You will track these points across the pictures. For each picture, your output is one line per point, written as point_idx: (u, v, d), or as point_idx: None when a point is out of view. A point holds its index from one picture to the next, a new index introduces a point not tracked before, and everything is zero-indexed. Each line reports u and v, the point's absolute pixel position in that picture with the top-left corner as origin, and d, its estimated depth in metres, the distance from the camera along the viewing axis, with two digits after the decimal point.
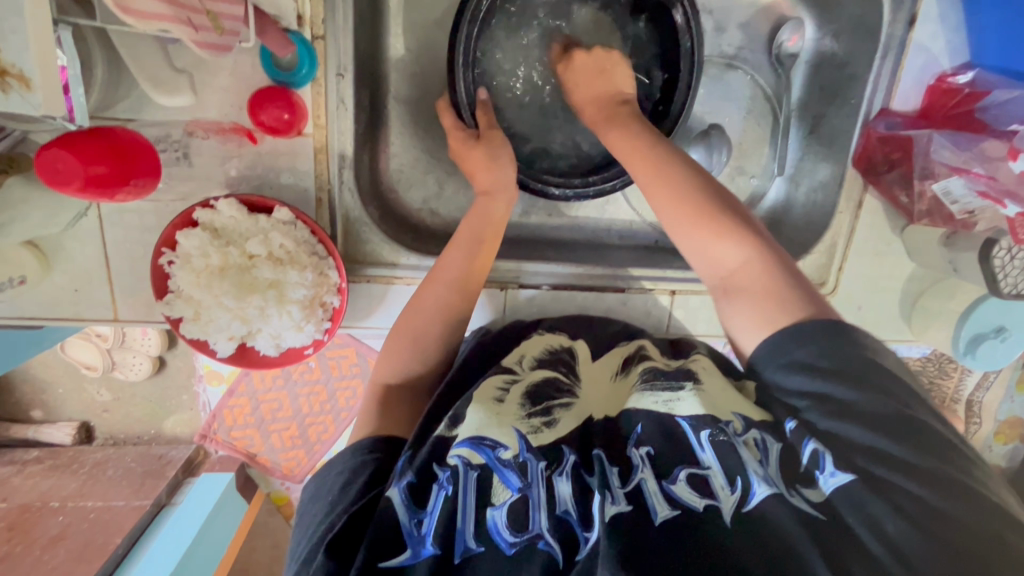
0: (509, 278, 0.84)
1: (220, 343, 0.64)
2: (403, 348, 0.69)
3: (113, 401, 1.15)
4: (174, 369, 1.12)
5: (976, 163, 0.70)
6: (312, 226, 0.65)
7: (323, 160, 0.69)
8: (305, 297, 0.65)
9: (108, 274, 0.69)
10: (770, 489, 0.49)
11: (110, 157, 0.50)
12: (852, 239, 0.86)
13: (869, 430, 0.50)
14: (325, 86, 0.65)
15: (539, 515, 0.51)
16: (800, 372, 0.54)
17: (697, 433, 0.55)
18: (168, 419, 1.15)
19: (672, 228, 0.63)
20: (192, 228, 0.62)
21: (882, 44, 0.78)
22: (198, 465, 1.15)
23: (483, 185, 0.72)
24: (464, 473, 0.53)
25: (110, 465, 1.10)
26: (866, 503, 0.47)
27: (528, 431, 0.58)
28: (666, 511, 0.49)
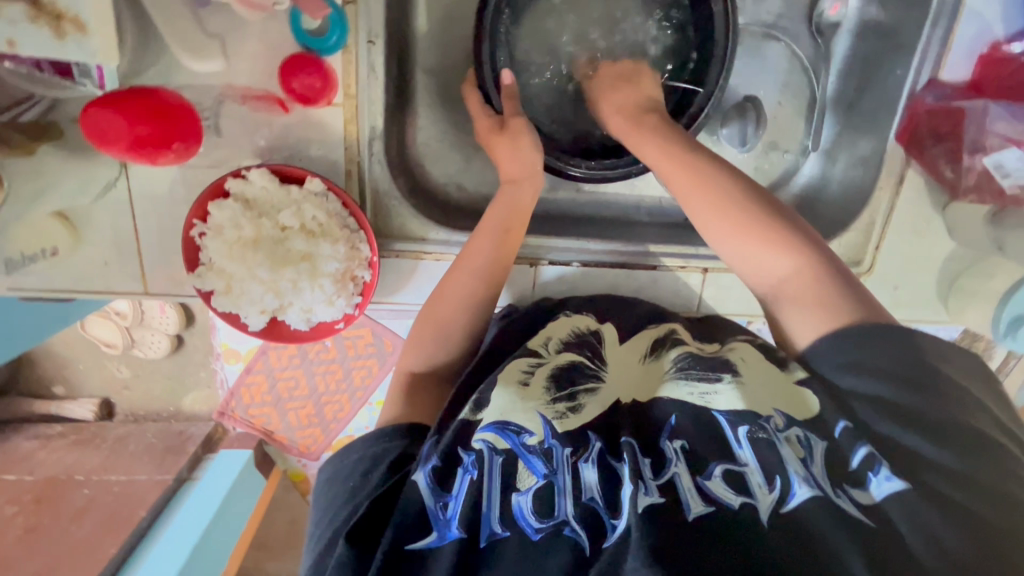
0: (535, 255, 0.82)
1: (251, 316, 0.64)
2: (427, 340, 0.70)
3: (132, 377, 1.18)
4: (191, 348, 1.14)
5: None
6: (344, 198, 0.63)
7: (353, 132, 0.67)
8: (337, 270, 0.64)
9: (136, 248, 0.68)
10: (811, 491, 0.47)
11: (152, 117, 0.49)
12: (890, 217, 0.84)
13: (924, 439, 0.49)
14: (355, 54, 0.63)
15: (565, 502, 0.51)
16: (855, 373, 0.52)
17: (735, 430, 0.53)
18: (186, 396, 1.18)
19: (710, 230, 0.61)
20: (224, 199, 0.60)
21: (933, 10, 0.74)
22: (217, 441, 1.15)
23: (513, 171, 0.70)
24: (490, 458, 0.53)
25: (132, 440, 1.13)
26: (925, 514, 0.45)
27: (554, 416, 0.57)
28: (700, 508, 0.48)
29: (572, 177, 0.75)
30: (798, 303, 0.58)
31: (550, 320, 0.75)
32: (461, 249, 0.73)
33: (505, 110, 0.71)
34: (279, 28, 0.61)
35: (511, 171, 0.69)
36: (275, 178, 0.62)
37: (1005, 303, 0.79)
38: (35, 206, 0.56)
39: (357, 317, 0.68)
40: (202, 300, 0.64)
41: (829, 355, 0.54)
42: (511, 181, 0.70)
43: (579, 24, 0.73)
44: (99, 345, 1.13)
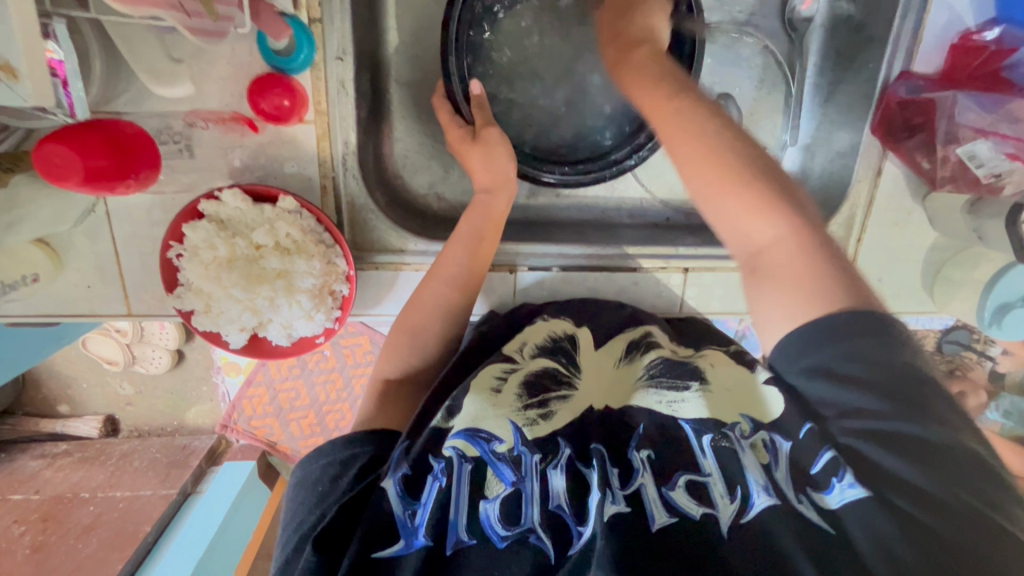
0: (506, 262, 0.82)
1: (231, 334, 0.65)
2: (403, 347, 0.71)
3: (136, 394, 1.17)
4: (193, 362, 1.14)
5: (1004, 125, 0.68)
6: (317, 214, 0.64)
7: (326, 147, 0.68)
8: (313, 286, 0.64)
9: (119, 270, 0.69)
10: (770, 500, 0.50)
11: (111, 151, 0.49)
12: (870, 209, 0.83)
13: (888, 450, 0.47)
14: (324, 71, 0.64)
15: (532, 510, 0.52)
16: (823, 378, 0.49)
17: (699, 439, 0.56)
18: (190, 410, 1.17)
19: (695, 191, 0.52)
20: (198, 221, 0.61)
21: (903, 4, 0.74)
22: (221, 453, 1.20)
23: (485, 181, 0.71)
24: (459, 466, 0.54)
25: (136, 456, 1.14)
26: (877, 524, 0.45)
27: (524, 423, 0.59)
28: (664, 518, 0.50)
29: (545, 182, 0.76)
30: (774, 278, 0.51)
31: (527, 324, 0.76)
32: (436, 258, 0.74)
33: (474, 120, 0.71)
34: (248, 49, 0.62)
35: (482, 180, 0.70)
36: (248, 199, 0.62)
37: (990, 291, 0.79)
38: (13, 235, 0.57)
39: (338, 330, 0.69)
40: (183, 319, 0.65)
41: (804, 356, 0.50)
42: (485, 190, 0.71)
43: (547, 31, 0.74)
44: (101, 363, 1.13)
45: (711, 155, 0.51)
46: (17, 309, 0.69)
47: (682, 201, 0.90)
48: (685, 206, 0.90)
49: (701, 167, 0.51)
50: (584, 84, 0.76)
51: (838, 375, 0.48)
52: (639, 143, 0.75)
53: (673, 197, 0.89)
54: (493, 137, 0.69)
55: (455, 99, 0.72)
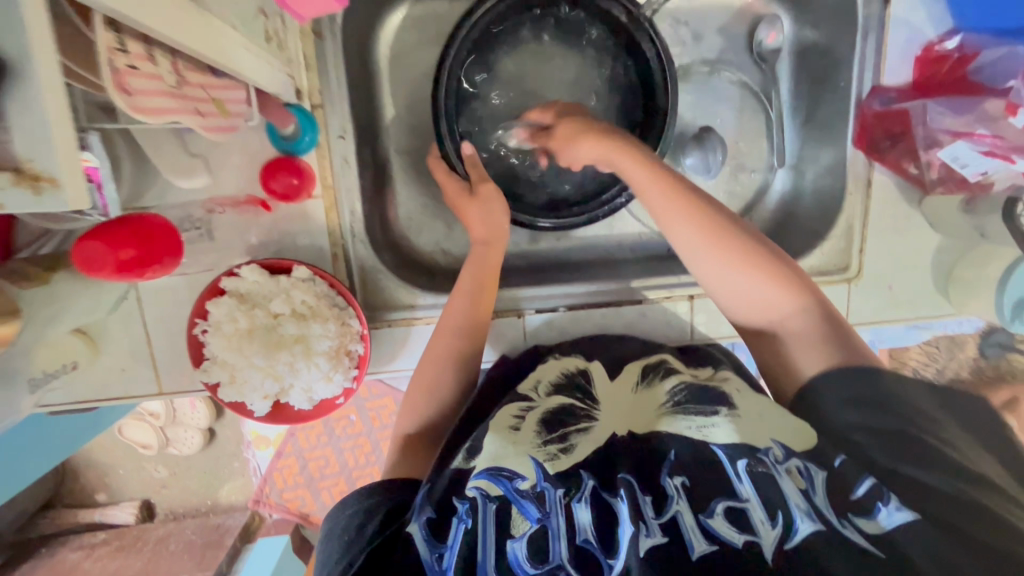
0: (511, 307, 0.85)
1: (256, 402, 0.68)
2: (421, 399, 0.73)
3: (170, 476, 1.20)
4: (224, 439, 1.18)
5: (979, 125, 0.69)
6: (329, 279, 0.68)
7: (334, 218, 0.73)
8: (330, 348, 0.68)
9: (149, 351, 0.74)
10: (814, 525, 0.53)
11: (139, 241, 0.54)
12: (867, 220, 0.84)
13: (910, 464, 0.58)
14: (328, 149, 0.71)
15: (561, 545, 0.54)
16: (853, 407, 0.61)
17: (734, 465, 0.58)
18: (222, 489, 1.20)
19: (731, 263, 0.67)
20: (220, 297, 0.65)
21: (861, 26, 0.78)
22: (255, 530, 1.20)
23: (482, 233, 0.74)
24: (484, 506, 0.56)
25: (172, 539, 1.14)
26: (923, 533, 0.52)
27: (545, 458, 0.61)
28: (705, 546, 0.52)
29: (541, 229, 0.79)
30: (798, 340, 0.66)
31: (540, 363, 0.79)
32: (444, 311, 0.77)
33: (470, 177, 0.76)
34: (259, 139, 0.68)
35: (479, 233, 0.74)
36: (264, 271, 0.66)
37: (1003, 288, 0.79)
38: (53, 329, 0.62)
39: (356, 388, 0.72)
40: (210, 391, 0.68)
41: (839, 387, 0.63)
42: (482, 242, 0.74)
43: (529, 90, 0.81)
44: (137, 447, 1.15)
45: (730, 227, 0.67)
46: (56, 399, 0.72)
47: None
48: None
49: (735, 245, 0.66)
50: None
51: (861, 403, 0.61)
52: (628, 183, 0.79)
53: None
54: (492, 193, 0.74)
55: (448, 156, 0.77)
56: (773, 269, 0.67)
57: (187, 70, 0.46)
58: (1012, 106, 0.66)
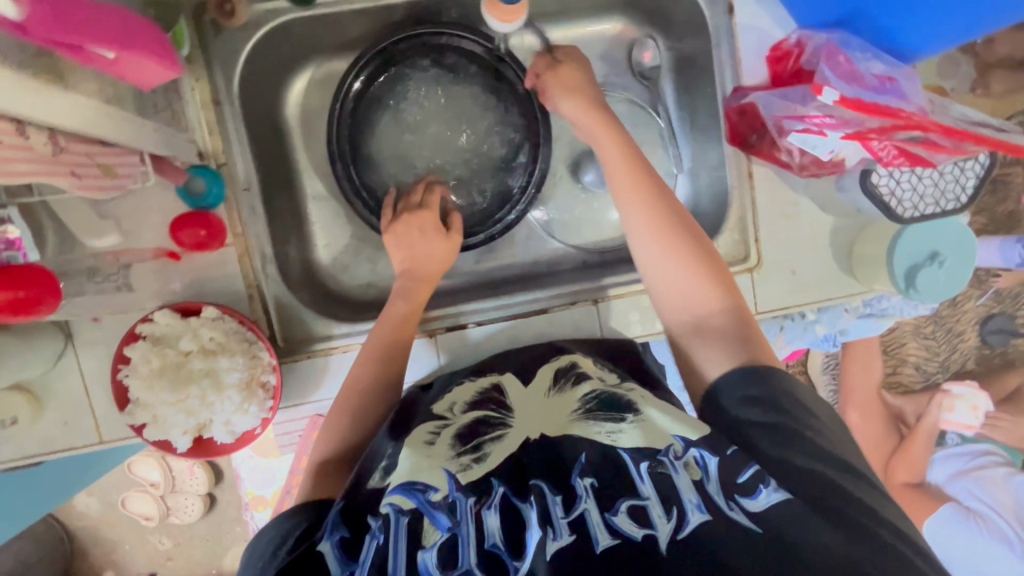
0: (448, 320, 0.89)
1: (177, 439, 0.73)
2: (339, 423, 0.75)
3: (174, 547, 1.33)
4: (226, 503, 1.32)
5: (806, 108, 0.73)
6: (238, 316, 0.74)
7: (247, 262, 0.80)
8: (240, 380, 0.73)
9: (89, 403, 0.80)
10: (703, 516, 0.52)
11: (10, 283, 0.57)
12: (757, 210, 0.88)
13: (795, 453, 0.58)
14: (235, 202, 0.79)
15: (468, 551, 0.52)
16: (748, 404, 0.62)
17: (637, 466, 0.57)
18: (226, 555, 1.34)
19: (676, 248, 0.71)
20: (136, 342, 0.71)
21: (713, 35, 0.85)
22: None
23: (403, 260, 0.82)
24: (395, 520, 0.54)
25: None
26: (803, 513, 0.52)
27: (458, 469, 0.59)
28: (607, 540, 0.51)
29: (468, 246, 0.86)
30: (711, 334, 0.69)
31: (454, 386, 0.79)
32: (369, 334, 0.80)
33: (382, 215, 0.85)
34: (171, 199, 0.76)
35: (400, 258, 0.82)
36: (177, 314, 0.73)
37: (892, 259, 0.81)
38: None
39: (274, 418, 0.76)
40: (136, 432, 0.74)
41: (736, 384, 0.64)
42: (404, 270, 0.82)
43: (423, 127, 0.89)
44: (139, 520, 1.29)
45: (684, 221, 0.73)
46: (7, 455, 0.79)
47: (594, 245, 1.00)
48: (596, 249, 0.99)
49: (684, 236, 0.72)
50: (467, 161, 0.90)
51: (754, 399, 0.62)
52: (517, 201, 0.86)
53: (586, 241, 0.99)
54: (403, 226, 0.83)
55: (348, 197, 0.84)
56: (707, 262, 0.71)
57: (68, 142, 0.54)
58: (819, 87, 0.69)
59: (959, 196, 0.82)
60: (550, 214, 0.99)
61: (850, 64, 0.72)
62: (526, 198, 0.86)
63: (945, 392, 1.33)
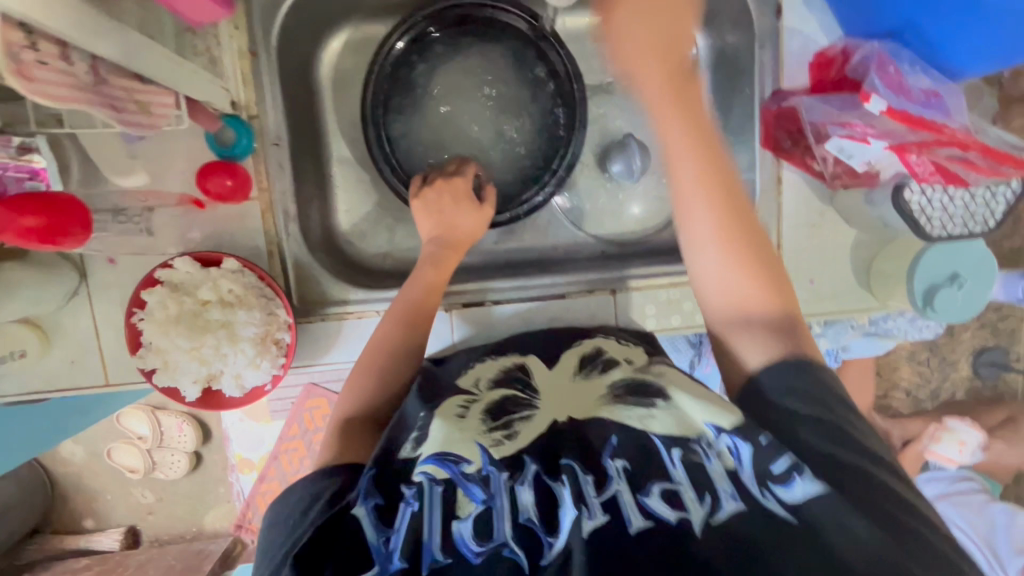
0: (477, 298, 0.90)
1: (187, 387, 0.73)
2: (362, 386, 0.75)
3: (157, 501, 1.32)
4: (212, 462, 1.30)
5: (853, 116, 0.73)
6: (259, 272, 0.73)
7: (269, 218, 0.79)
8: (256, 335, 0.72)
9: (97, 345, 0.79)
10: (737, 504, 0.55)
11: (39, 209, 0.56)
12: (782, 217, 0.88)
13: (828, 446, 0.58)
14: (264, 156, 0.78)
15: (504, 524, 0.57)
16: (792, 398, 0.62)
17: (669, 451, 0.59)
18: (207, 514, 1.33)
19: (734, 260, 0.69)
20: (154, 286, 0.71)
21: (758, 36, 0.84)
22: (235, 557, 1.28)
23: (429, 230, 0.82)
24: (430, 488, 0.59)
25: (152, 564, 1.24)
26: (838, 508, 0.53)
27: (491, 444, 0.63)
28: (640, 521, 0.55)
29: (498, 222, 0.86)
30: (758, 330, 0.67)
31: (479, 361, 0.83)
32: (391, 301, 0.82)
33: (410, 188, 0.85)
34: (200, 147, 0.76)
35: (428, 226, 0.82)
36: (196, 263, 0.72)
37: (914, 278, 0.82)
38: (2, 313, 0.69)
39: (284, 377, 0.76)
40: (144, 377, 0.73)
41: (775, 379, 0.64)
42: (435, 239, 0.82)
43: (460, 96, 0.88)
44: (125, 471, 1.28)
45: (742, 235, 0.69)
46: (10, 389, 0.78)
47: (614, 237, 1.00)
48: (617, 241, 0.99)
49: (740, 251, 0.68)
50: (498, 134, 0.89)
51: (800, 395, 0.62)
52: (546, 183, 0.87)
53: (604, 232, 0.99)
54: (433, 193, 0.83)
55: (376, 163, 0.84)
56: (762, 272, 0.68)
57: (109, 74, 0.55)
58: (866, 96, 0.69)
59: (987, 220, 0.76)
60: (573, 202, 0.98)
61: (898, 74, 0.72)
62: (557, 178, 0.86)
63: (941, 425, 1.31)
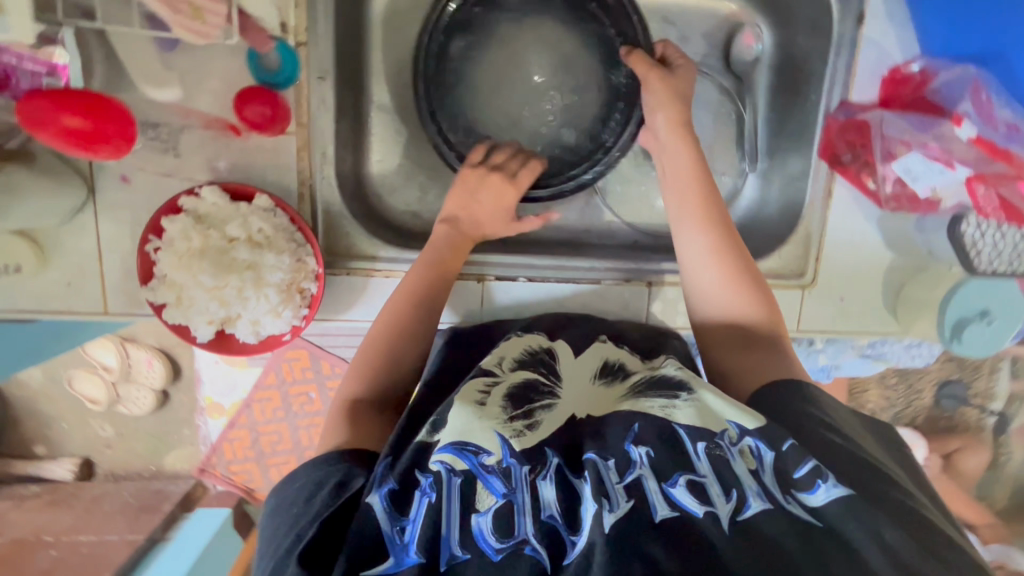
0: (485, 271, 0.87)
1: (200, 328, 0.67)
2: (369, 361, 0.71)
3: (116, 436, 1.04)
4: (177, 405, 1.02)
5: (932, 139, 0.74)
6: (292, 213, 0.68)
7: (305, 157, 0.73)
8: (282, 281, 0.68)
9: (99, 268, 0.73)
10: (763, 504, 0.50)
11: (84, 109, 0.54)
12: (825, 231, 0.87)
13: (838, 450, 0.56)
14: (306, 88, 0.71)
15: (525, 520, 0.51)
16: (790, 406, 0.60)
17: (693, 443, 0.54)
18: (169, 455, 1.05)
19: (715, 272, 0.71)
20: (176, 214, 0.65)
21: (835, 40, 0.81)
22: (196, 499, 1.06)
23: (456, 204, 0.78)
24: (448, 480, 0.52)
25: (108, 498, 1.01)
26: (864, 512, 0.50)
27: (511, 434, 0.57)
28: (666, 511, 0.50)
29: (534, 198, 0.81)
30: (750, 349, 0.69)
31: (503, 340, 0.76)
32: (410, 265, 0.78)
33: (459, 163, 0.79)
34: (238, 67, 0.69)
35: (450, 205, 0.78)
36: (225, 195, 0.67)
37: (945, 308, 0.82)
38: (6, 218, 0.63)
39: (305, 329, 0.72)
40: (153, 311, 0.68)
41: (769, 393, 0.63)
42: (450, 216, 0.78)
43: (512, 54, 0.82)
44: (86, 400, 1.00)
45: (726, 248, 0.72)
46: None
47: (649, 227, 0.96)
48: (652, 231, 0.96)
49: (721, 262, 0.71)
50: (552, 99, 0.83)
51: (795, 402, 0.60)
52: (595, 161, 0.82)
53: (640, 221, 0.95)
54: (475, 176, 0.77)
55: (421, 116, 0.78)
56: (742, 274, 0.71)
57: None
58: (959, 119, 0.73)
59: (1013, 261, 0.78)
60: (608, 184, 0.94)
61: (991, 103, 0.73)
62: (609, 158, 0.81)
63: None
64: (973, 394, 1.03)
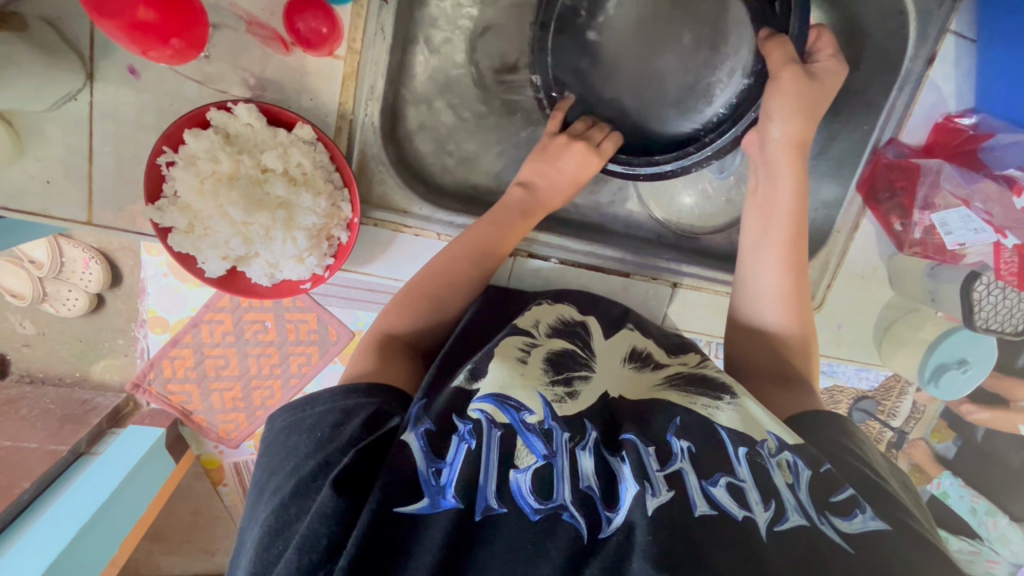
0: (522, 247, 0.86)
1: (211, 261, 0.61)
2: (411, 310, 0.69)
3: (36, 335, 0.97)
4: (113, 312, 0.95)
5: (977, 199, 0.75)
6: (333, 149, 0.62)
7: (350, 88, 0.68)
8: (313, 226, 0.62)
9: (87, 170, 0.64)
10: (801, 518, 0.51)
11: (164, 10, 0.50)
12: (843, 259, 0.89)
13: (876, 492, 0.57)
14: (366, 9, 0.64)
15: (564, 485, 0.51)
16: (834, 445, 0.62)
17: (736, 448, 0.56)
18: (96, 363, 0.97)
19: (779, 310, 0.73)
20: (202, 129, 0.59)
21: (901, 77, 0.79)
22: (126, 416, 0.98)
23: (528, 175, 0.74)
24: (488, 430, 0.53)
25: (24, 404, 0.93)
26: (898, 548, 0.51)
27: (553, 399, 0.57)
28: (705, 507, 0.50)
29: (609, 172, 0.74)
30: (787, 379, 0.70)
31: (534, 304, 0.75)
32: (463, 232, 0.74)
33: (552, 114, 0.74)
34: None
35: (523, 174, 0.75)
36: (261, 118, 0.61)
37: (932, 352, 0.90)
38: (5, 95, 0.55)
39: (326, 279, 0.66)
40: (156, 235, 0.60)
41: (814, 428, 0.64)
42: (525, 184, 0.74)
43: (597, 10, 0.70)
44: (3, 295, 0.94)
45: (795, 285, 0.73)
46: None
47: (677, 225, 0.91)
48: (678, 228, 0.91)
49: (787, 300, 0.72)
50: (617, 68, 0.72)
51: (838, 443, 0.62)
52: (687, 151, 0.70)
53: (671, 219, 0.90)
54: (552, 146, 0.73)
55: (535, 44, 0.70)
56: (798, 317, 0.73)
57: None
58: (1018, 188, 0.74)
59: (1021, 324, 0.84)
60: None
61: None
62: (701, 153, 0.69)
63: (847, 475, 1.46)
64: (885, 411, 1.07)
